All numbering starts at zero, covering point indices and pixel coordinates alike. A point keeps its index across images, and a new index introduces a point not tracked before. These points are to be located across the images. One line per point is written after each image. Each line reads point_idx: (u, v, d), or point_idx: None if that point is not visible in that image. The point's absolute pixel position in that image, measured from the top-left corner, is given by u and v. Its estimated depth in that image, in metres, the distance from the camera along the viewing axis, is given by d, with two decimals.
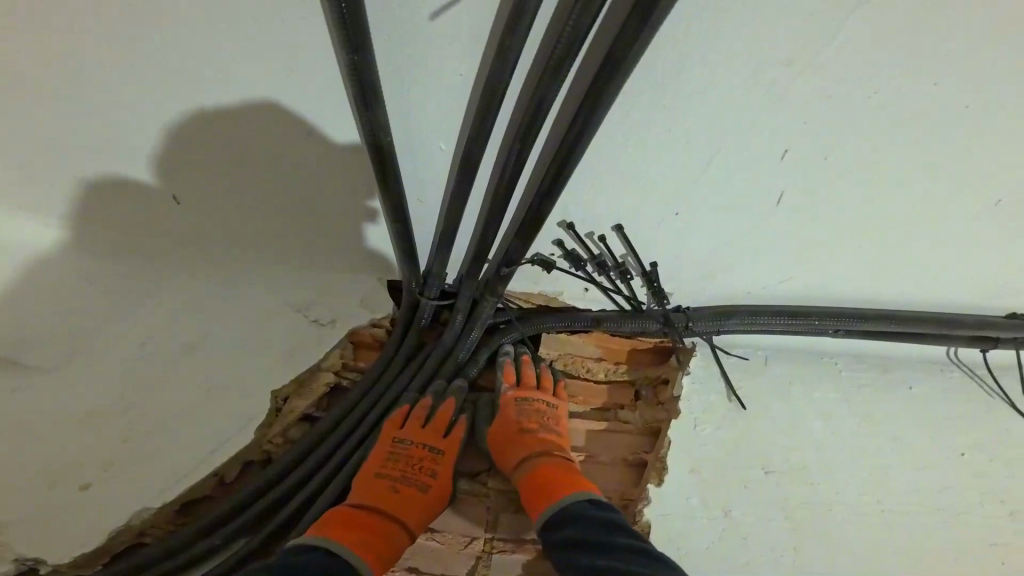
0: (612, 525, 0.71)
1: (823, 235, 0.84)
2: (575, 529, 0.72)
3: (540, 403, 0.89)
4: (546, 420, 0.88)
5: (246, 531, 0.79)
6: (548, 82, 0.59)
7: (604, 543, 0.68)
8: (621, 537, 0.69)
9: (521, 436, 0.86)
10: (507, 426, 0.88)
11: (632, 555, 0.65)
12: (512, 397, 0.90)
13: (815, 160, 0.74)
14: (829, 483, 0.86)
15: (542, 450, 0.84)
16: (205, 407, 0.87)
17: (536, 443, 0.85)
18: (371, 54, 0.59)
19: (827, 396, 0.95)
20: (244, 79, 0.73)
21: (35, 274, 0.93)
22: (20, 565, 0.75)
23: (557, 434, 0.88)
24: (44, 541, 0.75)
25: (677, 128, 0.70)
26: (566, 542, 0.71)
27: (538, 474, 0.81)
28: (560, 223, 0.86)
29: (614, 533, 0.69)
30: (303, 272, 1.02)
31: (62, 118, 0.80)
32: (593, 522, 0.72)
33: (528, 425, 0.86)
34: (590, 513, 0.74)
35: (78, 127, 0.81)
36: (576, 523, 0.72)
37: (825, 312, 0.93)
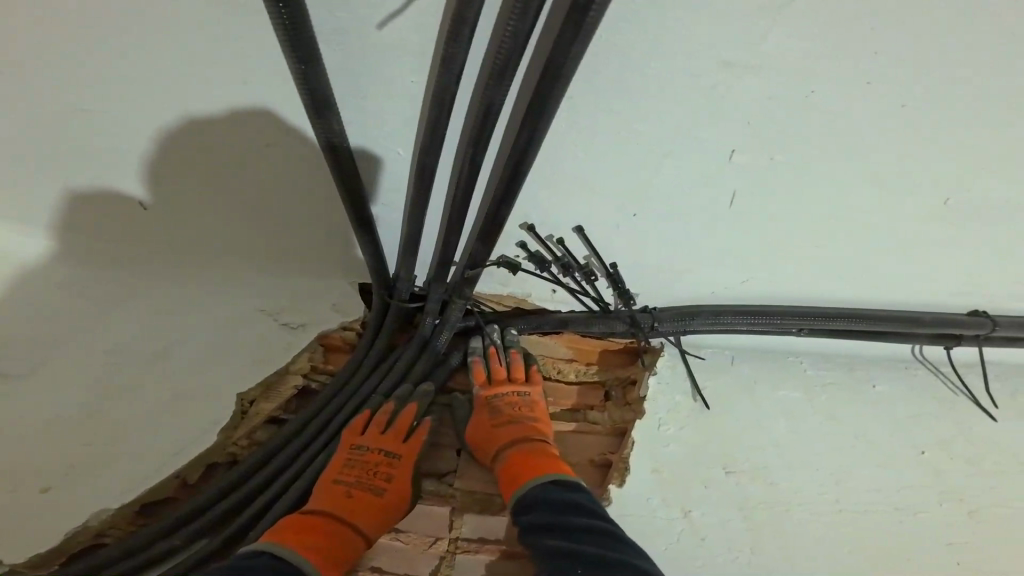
0: (574, 505, 0.74)
1: (781, 236, 0.86)
2: (543, 512, 0.74)
3: (512, 395, 0.92)
4: (519, 411, 0.91)
5: (206, 533, 0.80)
6: (495, 87, 0.60)
7: (571, 525, 0.70)
8: (585, 517, 0.72)
9: (494, 431, 0.88)
10: (481, 424, 0.91)
11: (595, 538, 0.68)
12: (483, 397, 0.93)
13: (764, 163, 0.75)
14: (789, 483, 0.87)
15: (515, 441, 0.86)
16: (170, 411, 0.87)
17: (509, 436, 0.86)
18: (318, 63, 0.59)
19: (792, 395, 0.97)
20: (205, 85, 0.75)
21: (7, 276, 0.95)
22: None
23: (531, 419, 0.91)
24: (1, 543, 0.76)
25: (628, 132, 0.72)
26: (533, 526, 0.73)
27: (512, 462, 0.84)
28: (521, 225, 0.87)
29: (579, 514, 0.72)
30: (274, 277, 1.04)
31: (33, 125, 0.83)
32: (557, 504, 0.74)
33: (501, 420, 0.89)
34: (552, 494, 0.76)
35: (49, 134, 0.84)
36: (542, 507, 0.74)
37: (788, 310, 0.94)
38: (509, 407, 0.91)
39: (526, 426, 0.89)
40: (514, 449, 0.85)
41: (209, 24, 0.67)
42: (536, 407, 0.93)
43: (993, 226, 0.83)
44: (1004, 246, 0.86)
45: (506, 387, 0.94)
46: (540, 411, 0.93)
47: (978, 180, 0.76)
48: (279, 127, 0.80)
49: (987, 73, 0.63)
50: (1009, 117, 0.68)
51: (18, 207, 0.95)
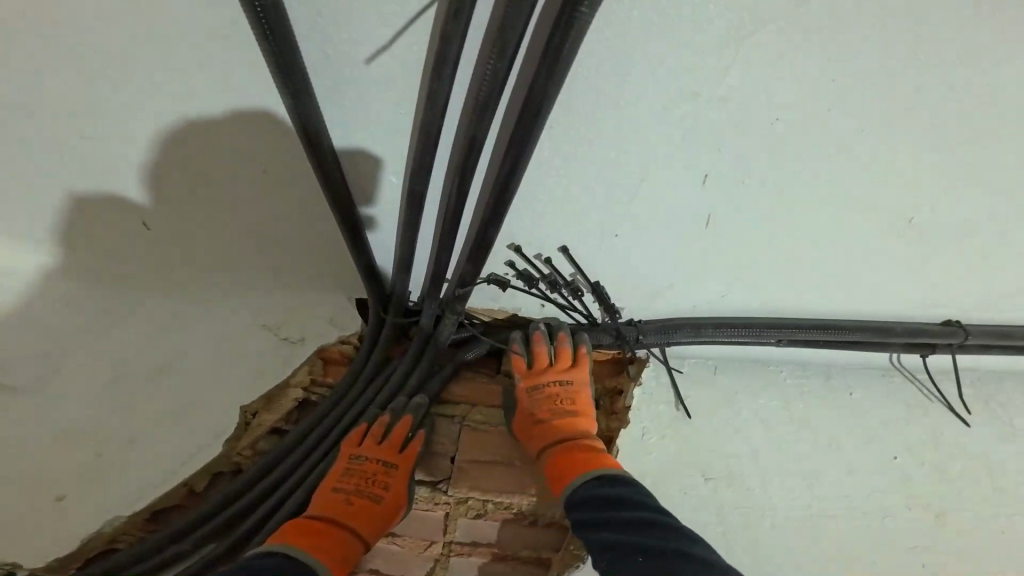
0: (617, 499, 0.78)
1: (756, 253, 0.91)
2: (586, 509, 0.79)
3: (552, 386, 0.96)
4: (562, 402, 0.94)
5: (213, 538, 0.85)
6: (478, 121, 0.64)
7: (615, 520, 0.75)
8: (625, 509, 0.76)
9: (537, 423, 0.94)
10: (524, 415, 0.96)
11: (638, 530, 0.72)
12: (523, 388, 0.98)
13: (735, 184, 0.79)
14: (764, 489, 0.92)
15: (560, 438, 0.91)
16: (174, 423, 0.92)
17: (553, 432, 0.91)
18: (311, 98, 0.65)
19: (769, 404, 1.02)
20: (205, 116, 0.80)
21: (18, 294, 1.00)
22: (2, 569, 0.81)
23: (572, 411, 0.95)
24: (22, 549, 0.82)
25: (607, 161, 0.77)
26: (582, 521, 0.79)
27: (556, 457, 0.89)
28: (509, 246, 0.91)
29: (618, 507, 0.77)
30: (271, 291, 1.07)
31: (35, 152, 0.87)
32: (601, 500, 0.78)
33: (545, 414, 0.93)
34: (595, 490, 0.80)
35: (52, 161, 0.88)
36: (587, 504, 0.79)
37: (765, 323, 0.99)
38: (552, 401, 0.94)
39: (567, 420, 0.94)
40: (557, 446, 0.90)
41: (206, 61, 0.72)
42: (576, 398, 0.97)
43: (958, 240, 0.87)
44: (968, 261, 0.91)
45: (547, 376, 0.97)
46: (581, 401, 0.96)
47: (939, 198, 0.81)
48: (274, 153, 0.84)
49: (937, 104, 0.67)
50: (962, 143, 0.72)
51: (15, 229, 0.98)
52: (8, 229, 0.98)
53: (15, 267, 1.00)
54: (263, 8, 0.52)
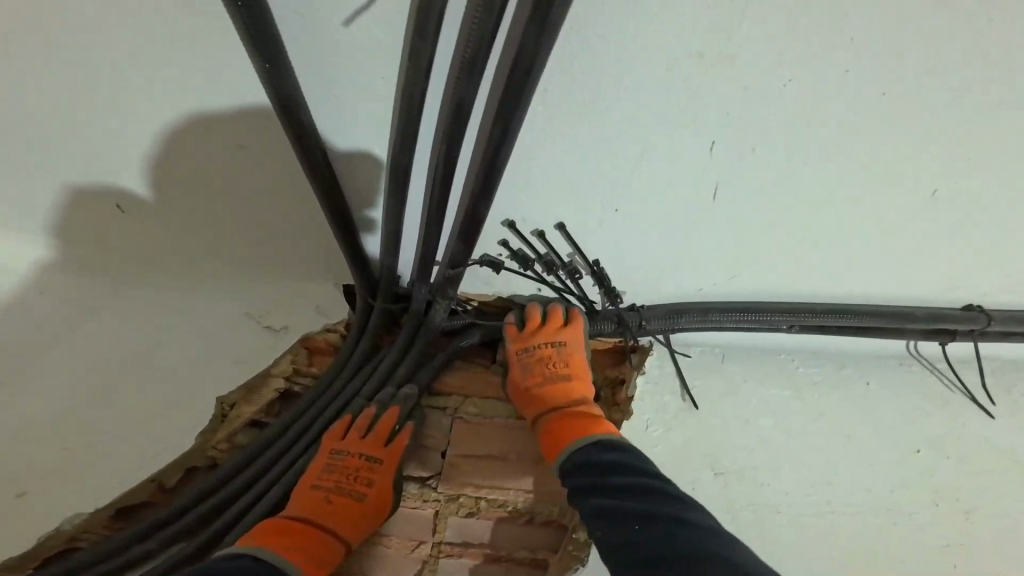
0: (612, 466, 0.74)
1: (768, 233, 0.85)
2: (583, 475, 0.75)
3: (545, 349, 0.92)
4: (554, 365, 0.91)
5: (182, 538, 0.79)
6: (465, 82, 0.59)
7: (611, 486, 0.71)
8: (625, 476, 0.71)
9: (530, 388, 0.91)
10: (516, 380, 0.93)
11: (634, 495, 0.67)
12: (514, 352, 0.95)
13: (746, 155, 0.72)
14: (777, 484, 0.86)
15: (552, 404, 0.88)
16: (145, 419, 0.86)
17: (545, 397, 0.89)
18: (284, 60, 0.57)
19: (780, 395, 0.96)
20: (162, 85, 0.73)
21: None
22: None
23: (565, 374, 0.91)
24: None
25: (606, 128, 0.70)
26: (576, 489, 0.75)
27: (550, 424, 0.86)
28: (503, 222, 0.86)
29: (616, 473, 0.72)
30: (250, 279, 1.01)
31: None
32: (595, 467, 0.75)
33: (537, 379, 0.91)
34: (588, 456, 0.77)
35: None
36: (580, 471, 0.76)
37: (776, 307, 0.93)
38: (544, 363, 0.91)
39: (561, 386, 0.91)
40: (550, 414, 0.87)
41: (159, 22, 0.65)
42: (570, 360, 0.93)
43: (986, 219, 0.81)
44: (993, 242, 0.85)
45: (538, 339, 0.93)
46: (576, 365, 0.93)
47: (957, 182, 0.76)
48: (242, 126, 0.77)
49: (976, 64, 0.60)
50: (999, 110, 0.65)
51: None
52: None
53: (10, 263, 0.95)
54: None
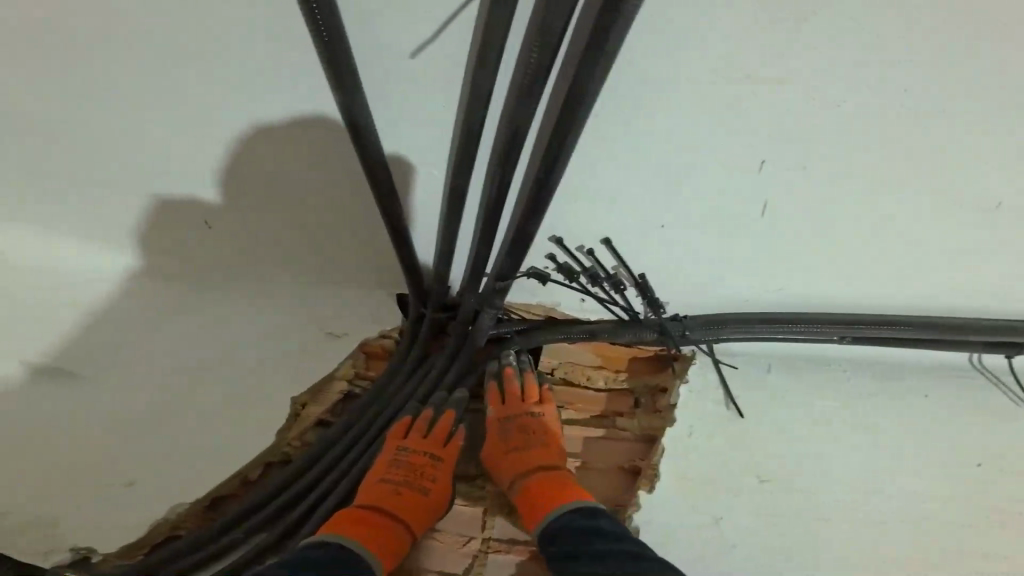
0: (595, 532, 0.75)
1: (816, 243, 0.87)
2: (564, 542, 0.76)
3: (520, 420, 0.93)
4: (530, 436, 0.92)
5: (265, 526, 0.88)
6: (521, 111, 0.64)
7: (591, 552, 0.72)
8: (606, 543, 0.72)
9: (505, 455, 0.92)
10: (494, 446, 0.95)
11: (615, 560, 0.69)
12: (494, 419, 0.96)
13: (790, 168, 0.76)
14: (826, 495, 0.86)
15: (526, 471, 0.88)
16: (237, 411, 0.96)
17: (520, 464, 0.89)
18: (360, 95, 0.67)
19: (829, 404, 0.95)
20: (166, 82, 0.81)
21: (90, 291, 1.04)
22: (76, 553, 0.83)
23: (540, 444, 0.92)
24: (99, 533, 0.85)
25: (656, 147, 0.76)
26: (556, 555, 0.76)
27: (526, 490, 0.86)
28: (550, 238, 0.90)
29: (597, 539, 0.74)
30: (312, 284, 1.10)
31: (92, 147, 0.92)
32: (578, 532, 0.76)
33: (513, 446, 0.92)
34: (569, 523, 0.78)
35: (108, 156, 0.93)
36: (561, 537, 0.77)
37: (827, 318, 0.92)
38: (520, 432, 0.93)
39: (537, 453, 0.91)
40: (525, 480, 0.87)
41: (260, 60, 0.76)
42: (546, 429, 0.94)
43: None
44: None
45: (517, 409, 0.95)
46: (552, 432, 0.94)
47: None
48: (318, 145, 0.87)
49: (1019, 76, 0.63)
50: None
51: (91, 234, 1.05)
52: (85, 234, 1.05)
53: (108, 273, 1.06)
54: (329, 37, 0.59)
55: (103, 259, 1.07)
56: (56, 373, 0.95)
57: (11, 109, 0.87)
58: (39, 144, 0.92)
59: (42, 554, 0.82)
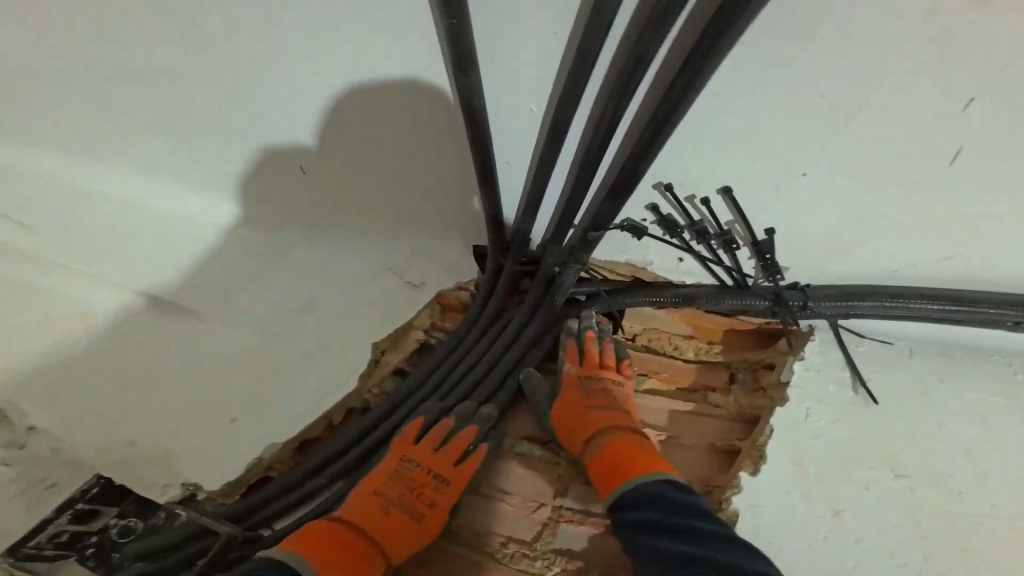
0: (687, 507, 0.68)
1: (1006, 207, 0.70)
2: (650, 512, 0.69)
3: (605, 382, 0.88)
4: (612, 400, 0.86)
5: (343, 474, 0.87)
6: (651, 34, 0.53)
7: (681, 528, 0.65)
8: (699, 520, 0.66)
9: (583, 412, 0.84)
10: (574, 405, 0.86)
11: (709, 542, 0.63)
12: (575, 376, 0.90)
13: (998, 111, 0.61)
14: (980, 498, 0.73)
15: (613, 428, 0.82)
16: (324, 347, 0.99)
17: (601, 422, 0.82)
18: (466, 18, 0.59)
19: (983, 400, 0.80)
20: (167, 79, 0.95)
21: (184, 231, 1.10)
22: (185, 490, 0.84)
23: (624, 410, 0.86)
24: (205, 468, 0.86)
25: (812, 79, 0.63)
26: (640, 525, 0.69)
27: (609, 448, 0.79)
28: (656, 185, 0.81)
29: (695, 517, 0.66)
30: (393, 234, 1.10)
31: (198, 96, 0.96)
32: (668, 505, 0.69)
33: (593, 405, 0.85)
34: (659, 495, 0.71)
35: (212, 106, 0.97)
36: (648, 506, 0.70)
37: (1002, 299, 0.77)
38: (602, 395, 0.87)
39: (623, 414, 0.85)
40: (611, 436, 0.80)
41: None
42: (628, 398, 0.89)
43: None
44: None
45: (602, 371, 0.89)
46: (632, 405, 0.89)
47: None
48: (414, 90, 0.85)
49: None
50: None
51: (187, 176, 1.10)
52: (182, 176, 1.10)
53: (200, 214, 1.12)
54: None
55: (195, 202, 1.13)
56: (168, 307, 1.02)
57: (133, 64, 0.94)
58: (155, 97, 0.98)
59: (158, 490, 0.84)
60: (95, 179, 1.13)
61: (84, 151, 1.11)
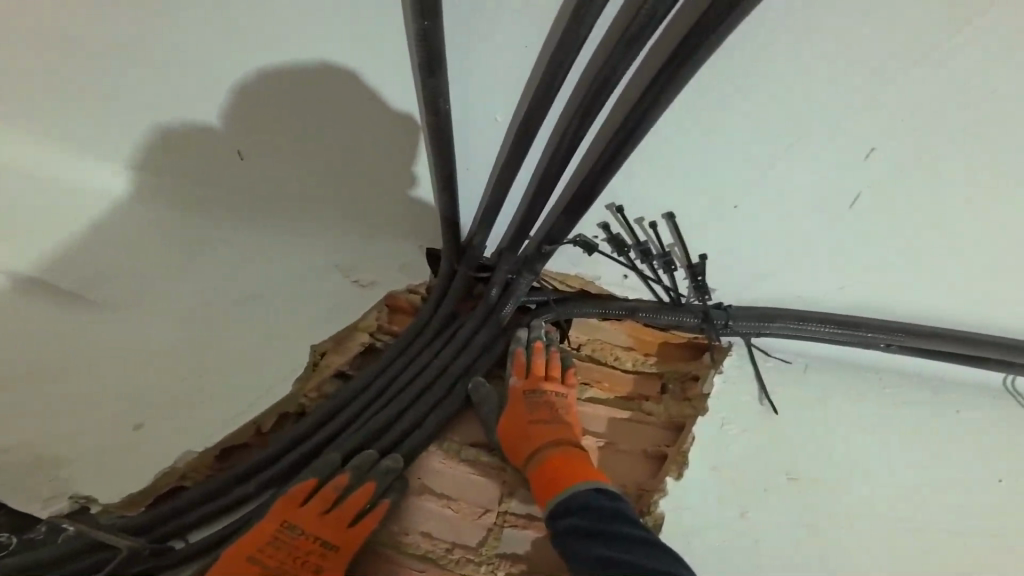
0: (617, 514, 0.73)
1: (880, 248, 0.86)
2: (585, 518, 0.73)
3: (549, 395, 0.90)
4: (554, 413, 0.89)
5: (274, 483, 0.83)
6: (617, 59, 0.58)
7: (614, 534, 0.70)
8: (627, 526, 0.71)
9: (527, 426, 0.87)
10: (517, 416, 0.88)
11: (637, 547, 0.68)
12: (520, 388, 0.91)
13: (881, 168, 0.75)
14: (853, 496, 0.87)
15: (556, 442, 0.85)
16: (252, 348, 0.91)
17: (542, 436, 0.85)
18: (439, 20, 0.60)
19: (860, 410, 0.95)
20: (92, 39, 0.83)
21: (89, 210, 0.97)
22: (73, 504, 0.76)
23: (565, 422, 0.89)
24: (99, 481, 0.77)
25: (745, 124, 0.72)
26: (574, 530, 0.72)
27: (552, 460, 0.83)
28: (608, 206, 0.86)
29: (625, 523, 0.72)
30: (345, 233, 1.07)
31: (198, 95, 0.89)
32: (601, 512, 0.74)
33: (536, 418, 0.87)
34: (595, 503, 0.75)
35: (214, 111, 0.91)
36: (583, 512, 0.74)
37: (878, 325, 0.92)
38: (544, 407, 0.89)
39: (566, 427, 0.88)
40: (554, 449, 0.84)
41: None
42: (570, 410, 0.92)
43: None
44: None
45: (547, 384, 0.91)
46: (574, 415, 0.91)
47: None
48: (398, 87, 0.84)
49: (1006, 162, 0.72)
50: None
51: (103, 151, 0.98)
52: (98, 150, 0.98)
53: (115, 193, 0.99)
54: None
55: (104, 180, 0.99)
56: (62, 296, 0.88)
57: (99, 52, 0.85)
58: (153, 96, 0.90)
59: (38, 503, 0.74)
60: (42, 169, 0.97)
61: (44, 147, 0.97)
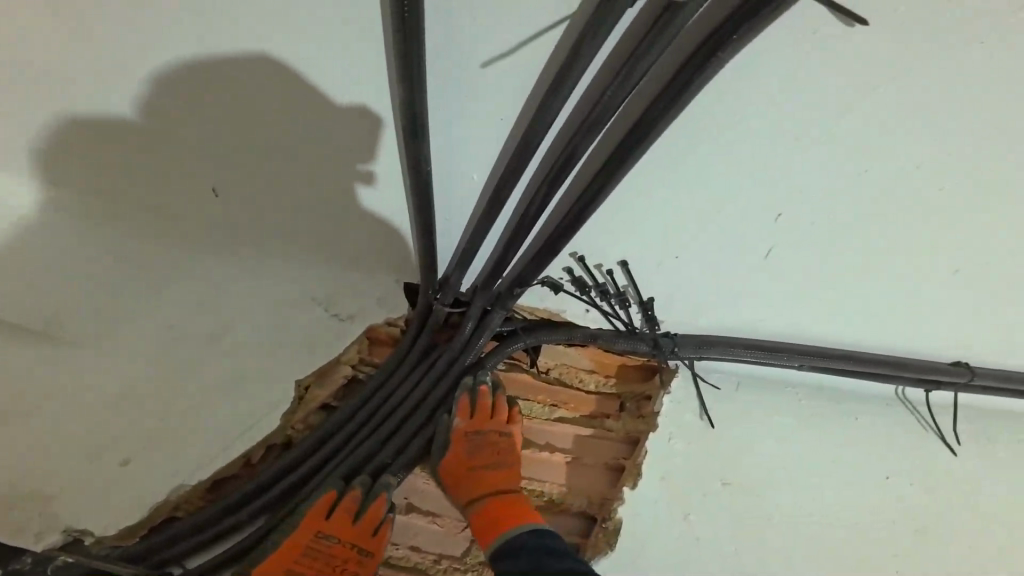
0: (549, 551, 0.87)
1: (794, 287, 1.03)
2: (521, 558, 0.87)
3: (490, 436, 1.01)
4: (490, 456, 1.01)
5: (269, 509, 0.91)
6: (580, 141, 0.71)
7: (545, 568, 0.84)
8: (557, 560, 0.85)
9: (466, 471, 1.00)
10: (459, 459, 1.01)
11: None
12: (463, 430, 1.01)
13: (793, 221, 0.92)
14: (769, 495, 1.05)
15: (490, 492, 0.99)
16: (233, 389, 0.96)
17: (480, 483, 0.99)
18: (421, 92, 0.69)
19: (781, 421, 1.13)
20: (73, 81, 0.84)
21: (67, 245, 0.99)
22: (66, 536, 0.83)
23: (505, 463, 1.02)
24: (90, 514, 0.84)
25: (681, 188, 0.87)
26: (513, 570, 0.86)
27: (487, 509, 0.97)
28: (571, 254, 0.99)
29: (555, 557, 0.86)
30: (320, 267, 1.09)
31: (173, 137, 0.89)
32: (534, 551, 0.88)
33: (476, 463, 1.00)
34: (529, 543, 0.90)
35: (189, 152, 0.91)
36: (518, 554, 0.88)
37: (794, 349, 1.10)
38: (485, 449, 1.01)
39: (501, 472, 1.02)
40: (489, 498, 0.98)
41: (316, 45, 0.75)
42: (512, 447, 1.04)
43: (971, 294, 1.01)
44: (995, 306, 1.03)
45: (489, 425, 1.02)
46: (517, 452, 1.04)
47: (979, 258, 0.94)
48: (388, 107, 0.81)
49: (885, 216, 0.89)
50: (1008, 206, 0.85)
51: (75, 183, 0.98)
52: (70, 184, 0.98)
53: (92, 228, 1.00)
54: (412, 34, 0.60)
55: (79, 216, 1.00)
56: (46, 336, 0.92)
57: (76, 92, 0.85)
58: (125, 132, 0.89)
59: (32, 536, 0.81)
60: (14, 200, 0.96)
61: (46, 164, 0.94)
